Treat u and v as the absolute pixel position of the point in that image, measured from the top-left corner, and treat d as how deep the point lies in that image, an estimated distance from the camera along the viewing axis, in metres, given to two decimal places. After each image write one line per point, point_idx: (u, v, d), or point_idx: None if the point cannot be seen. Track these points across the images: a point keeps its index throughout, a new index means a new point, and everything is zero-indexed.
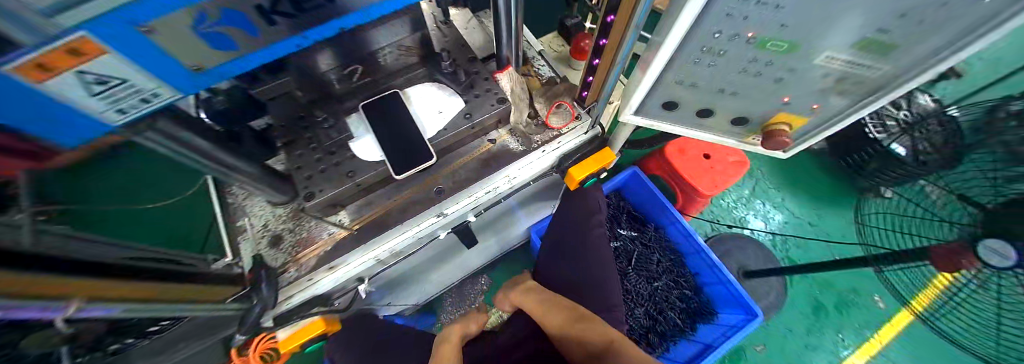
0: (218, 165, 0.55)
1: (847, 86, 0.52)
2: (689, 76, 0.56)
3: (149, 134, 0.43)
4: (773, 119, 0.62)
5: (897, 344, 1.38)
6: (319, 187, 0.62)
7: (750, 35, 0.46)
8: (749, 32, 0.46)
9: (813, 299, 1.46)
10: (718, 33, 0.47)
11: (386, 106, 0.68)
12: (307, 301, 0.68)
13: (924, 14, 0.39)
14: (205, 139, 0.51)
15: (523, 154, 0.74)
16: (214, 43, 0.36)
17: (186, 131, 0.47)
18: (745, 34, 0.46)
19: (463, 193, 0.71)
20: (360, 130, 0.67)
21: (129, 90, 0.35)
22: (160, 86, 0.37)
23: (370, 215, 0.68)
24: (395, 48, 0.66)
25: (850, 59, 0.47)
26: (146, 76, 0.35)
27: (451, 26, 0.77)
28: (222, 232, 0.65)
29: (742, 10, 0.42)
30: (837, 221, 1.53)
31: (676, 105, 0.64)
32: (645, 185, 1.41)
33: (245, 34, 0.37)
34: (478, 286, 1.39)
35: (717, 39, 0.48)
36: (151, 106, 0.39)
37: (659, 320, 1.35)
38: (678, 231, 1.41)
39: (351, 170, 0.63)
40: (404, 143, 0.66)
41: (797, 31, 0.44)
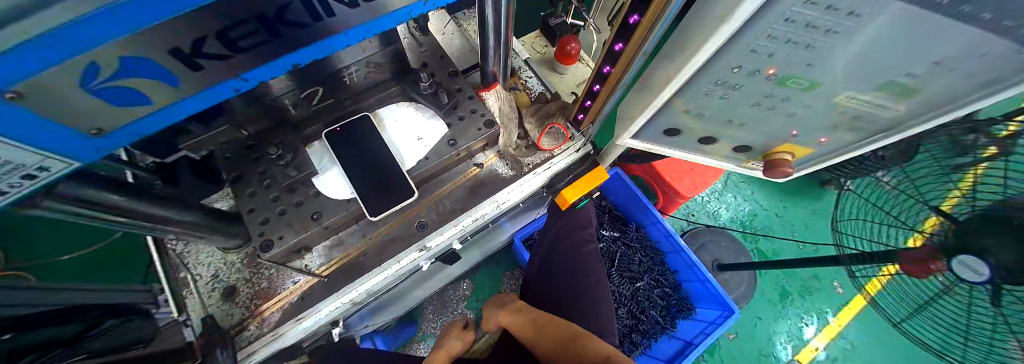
0: (145, 218, 0.44)
1: (857, 122, 0.50)
2: (697, 106, 0.52)
3: (43, 203, 0.33)
4: (778, 149, 0.61)
5: (854, 326, 1.50)
6: (278, 233, 0.53)
7: (771, 71, 0.42)
8: (771, 68, 0.42)
9: (780, 287, 1.53)
10: (737, 69, 0.42)
11: (357, 135, 0.58)
12: (272, 355, 0.60)
13: (959, 63, 0.36)
14: (125, 192, 0.41)
15: (512, 180, 0.68)
16: (117, 100, 0.27)
17: (96, 190, 0.37)
18: (767, 70, 0.42)
19: (447, 227, 0.64)
20: (325, 163, 0.58)
21: (6, 168, 0.25)
22: (49, 157, 0.27)
23: (343, 256, 0.60)
24: (363, 66, 0.56)
25: (868, 97, 0.45)
26: (27, 149, 0.25)
27: (428, 34, 0.67)
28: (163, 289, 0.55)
29: (770, 48, 0.38)
30: (803, 212, 1.52)
31: (678, 132, 0.60)
32: (627, 186, 1.33)
33: (161, 84, 0.28)
34: (460, 292, 1.34)
35: (735, 74, 0.43)
36: (40, 179, 0.29)
37: (641, 319, 1.34)
38: (659, 231, 1.37)
39: (317, 211, 0.55)
40: (378, 177, 0.57)
41: (819, 69, 0.41)
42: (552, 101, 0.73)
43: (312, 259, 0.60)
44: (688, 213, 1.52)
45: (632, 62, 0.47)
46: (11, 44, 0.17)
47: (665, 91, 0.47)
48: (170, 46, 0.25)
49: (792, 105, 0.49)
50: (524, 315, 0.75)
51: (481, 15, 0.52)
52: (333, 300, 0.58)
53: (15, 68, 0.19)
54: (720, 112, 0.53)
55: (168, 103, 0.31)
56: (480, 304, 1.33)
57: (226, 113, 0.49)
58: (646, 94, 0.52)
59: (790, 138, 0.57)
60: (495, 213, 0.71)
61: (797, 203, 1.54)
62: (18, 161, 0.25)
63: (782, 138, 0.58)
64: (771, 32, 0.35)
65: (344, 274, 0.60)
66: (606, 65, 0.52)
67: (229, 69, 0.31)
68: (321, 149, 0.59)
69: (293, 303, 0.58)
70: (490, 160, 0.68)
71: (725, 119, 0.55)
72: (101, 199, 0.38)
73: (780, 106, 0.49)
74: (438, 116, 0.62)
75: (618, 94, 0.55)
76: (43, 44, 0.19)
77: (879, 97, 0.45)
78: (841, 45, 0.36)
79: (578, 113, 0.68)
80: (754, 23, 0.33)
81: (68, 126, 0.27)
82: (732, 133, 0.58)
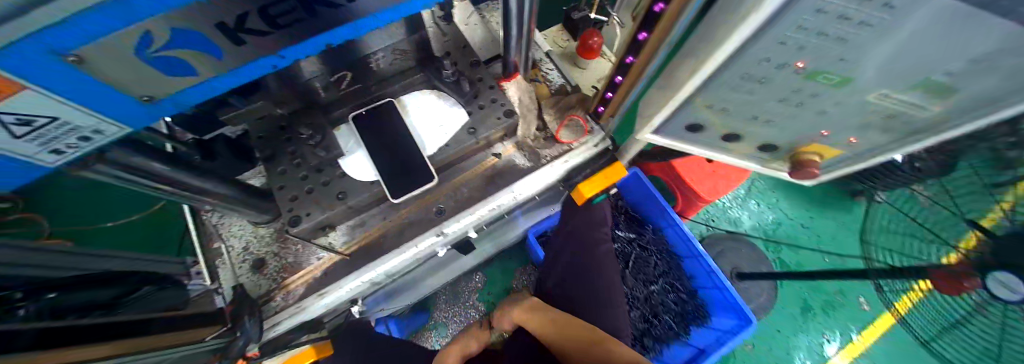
0: (185, 189, 0.48)
1: (892, 122, 0.48)
2: (721, 100, 0.51)
3: (100, 167, 0.36)
4: (806, 149, 0.59)
5: (881, 346, 1.42)
6: (306, 210, 0.56)
7: (800, 65, 0.41)
8: (800, 62, 0.41)
9: (802, 299, 1.47)
10: (766, 61, 0.41)
11: (382, 119, 0.60)
12: (295, 327, 0.63)
13: (1006, 60, 0.34)
14: (168, 162, 0.44)
15: (530, 171, 0.68)
16: (165, 70, 0.29)
17: (144, 158, 0.40)
18: (796, 64, 0.41)
19: (465, 214, 0.65)
20: (350, 145, 0.60)
21: (64, 128, 0.28)
22: (101, 120, 0.30)
23: (364, 237, 0.63)
24: (389, 52, 0.58)
25: (904, 95, 0.43)
26: (83, 111, 0.28)
27: (451, 23, 0.69)
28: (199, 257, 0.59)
29: (800, 39, 0.37)
30: (830, 223, 1.46)
31: (700, 127, 0.59)
32: (644, 186, 1.31)
33: (208, 58, 0.31)
34: (472, 284, 1.36)
35: (762, 67, 0.42)
36: (94, 143, 0.32)
37: (654, 323, 1.32)
38: (676, 234, 1.34)
39: (342, 191, 0.57)
40: (400, 161, 0.59)
41: (851, 63, 0.39)
42: (573, 94, 0.73)
43: (335, 237, 0.62)
44: (707, 218, 1.47)
45: (655, 52, 0.47)
46: (82, 9, 0.19)
47: (686, 83, 0.47)
48: (216, 20, 0.27)
49: (821, 102, 0.47)
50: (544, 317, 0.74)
51: (505, 5, 0.53)
52: (355, 278, 0.61)
53: (83, 32, 0.21)
54: (744, 107, 0.52)
55: (210, 76, 0.33)
56: (492, 297, 1.34)
57: (261, 94, 0.52)
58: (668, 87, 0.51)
59: (818, 138, 0.55)
60: (511, 204, 0.72)
61: (825, 213, 1.47)
62: (72, 119, 0.28)
63: (809, 138, 0.56)
64: (802, 23, 0.34)
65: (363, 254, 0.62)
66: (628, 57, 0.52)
67: (266, 46, 0.33)
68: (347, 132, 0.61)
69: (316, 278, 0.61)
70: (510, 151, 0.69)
71: (750, 116, 0.53)
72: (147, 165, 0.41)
73: (807, 102, 0.48)
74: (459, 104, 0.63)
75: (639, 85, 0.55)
76: (109, 10, 0.21)
77: (914, 96, 0.43)
78: (875, 37, 0.35)
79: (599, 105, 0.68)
80: (786, 12, 0.32)
81: (120, 91, 0.29)
82: (757, 130, 0.56)
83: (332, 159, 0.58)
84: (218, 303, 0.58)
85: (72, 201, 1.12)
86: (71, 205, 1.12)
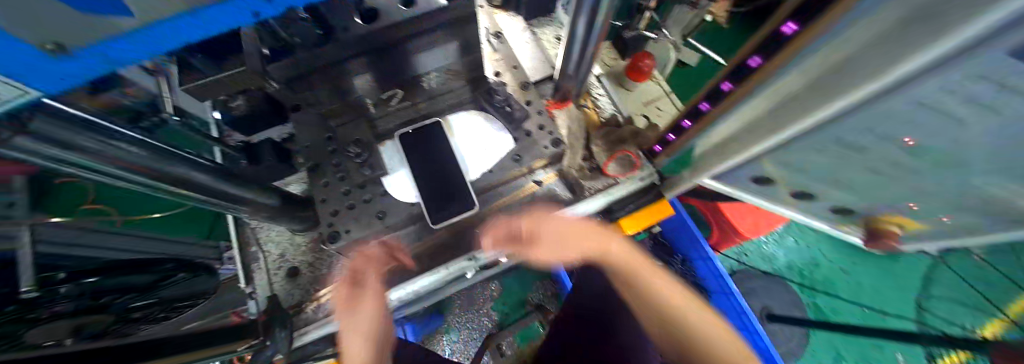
0: (228, 201, 0.47)
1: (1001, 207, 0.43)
2: (800, 160, 0.46)
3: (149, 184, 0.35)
4: (883, 216, 0.54)
5: None
6: (345, 226, 0.55)
7: (908, 139, 0.36)
8: (909, 136, 0.36)
9: (834, 350, 1.37)
10: (868, 130, 0.36)
11: (428, 139, 0.58)
12: (321, 337, 0.63)
13: None
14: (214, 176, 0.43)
15: (573, 203, 0.65)
16: None
17: (192, 173, 0.39)
18: (903, 138, 0.36)
19: (502, 242, 0.63)
20: (394, 162, 0.59)
21: None
22: None
23: (398, 256, 0.61)
24: (442, 72, 0.57)
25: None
26: None
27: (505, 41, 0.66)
28: (236, 260, 0.60)
29: (921, 116, 0.32)
30: (876, 271, 1.32)
31: (767, 180, 0.54)
32: (678, 215, 1.25)
33: None
34: (488, 292, 1.34)
35: (861, 135, 0.38)
36: None
37: None
38: (707, 268, 1.27)
39: (381, 210, 0.56)
40: (442, 184, 0.56)
41: (974, 146, 0.34)
42: (624, 123, 0.69)
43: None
44: (739, 252, 1.37)
45: (736, 103, 0.43)
46: None
47: (765, 141, 0.43)
48: None
49: (919, 176, 0.42)
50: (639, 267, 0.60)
51: (570, 32, 0.50)
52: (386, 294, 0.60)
53: None
54: (824, 170, 0.47)
55: None
56: (507, 307, 1.33)
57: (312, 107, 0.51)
58: (736, 139, 0.48)
59: (902, 208, 0.50)
60: None
61: (872, 260, 1.33)
62: None
63: (894, 207, 0.50)
64: (931, 103, 0.29)
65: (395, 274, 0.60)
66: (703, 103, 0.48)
67: None
68: (391, 148, 0.60)
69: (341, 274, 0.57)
70: (553, 180, 0.66)
71: (828, 177, 0.48)
72: (200, 180, 0.40)
73: (903, 176, 0.43)
74: (508, 129, 0.61)
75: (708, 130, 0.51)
76: None
77: None
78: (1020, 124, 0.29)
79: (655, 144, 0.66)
80: (919, 93, 0.28)
81: None
82: (832, 191, 0.51)
83: (376, 177, 0.57)
84: (251, 309, 0.59)
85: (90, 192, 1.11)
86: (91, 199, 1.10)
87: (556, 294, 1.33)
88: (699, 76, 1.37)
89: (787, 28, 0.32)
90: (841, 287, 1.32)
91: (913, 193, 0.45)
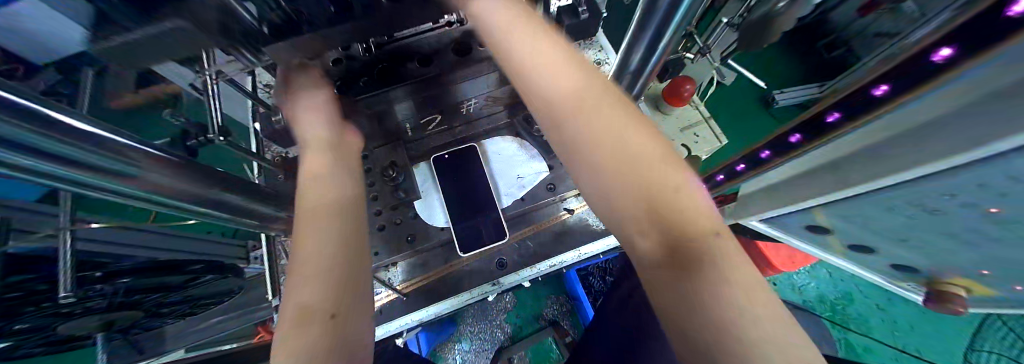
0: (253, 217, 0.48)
1: None
2: (859, 215, 0.43)
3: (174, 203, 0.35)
4: (948, 277, 0.49)
5: None
6: (374, 247, 0.55)
7: (992, 209, 0.32)
8: (995, 207, 0.32)
9: None
10: (947, 197, 0.33)
11: (462, 164, 0.59)
12: None
13: None
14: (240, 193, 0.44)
15: (604, 234, 0.62)
16: None
17: None
18: (987, 208, 0.32)
19: (528, 271, 0.61)
20: (427, 186, 0.59)
21: None
22: None
23: (422, 278, 0.60)
24: (482, 99, 0.56)
25: None
26: None
27: None
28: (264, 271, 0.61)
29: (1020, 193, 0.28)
30: (922, 313, 1.22)
31: (819, 228, 0.51)
32: None
33: None
34: (502, 303, 1.32)
35: (938, 201, 0.34)
36: None
37: None
38: None
39: (410, 234, 0.56)
40: (472, 207, 0.56)
41: None
42: None
43: (395, 274, 0.61)
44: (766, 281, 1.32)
45: (800, 156, 0.41)
46: None
47: (821, 196, 0.40)
48: None
49: (1000, 246, 0.38)
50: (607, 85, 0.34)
51: (635, 37, 0.41)
52: (410, 319, 0.59)
53: None
54: (881, 226, 0.44)
55: None
56: (521, 320, 1.30)
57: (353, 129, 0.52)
58: (789, 189, 0.45)
59: (976, 273, 0.45)
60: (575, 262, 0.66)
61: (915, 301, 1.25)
62: None
63: (965, 270, 0.46)
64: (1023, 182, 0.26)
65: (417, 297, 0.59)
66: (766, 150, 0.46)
67: None
68: (426, 173, 0.61)
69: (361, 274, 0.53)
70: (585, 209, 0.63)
71: (889, 233, 0.45)
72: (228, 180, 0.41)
73: (979, 244, 0.39)
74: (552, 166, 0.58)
75: (762, 175, 0.49)
76: None
77: None
78: None
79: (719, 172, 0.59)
80: (1000, 175, 0.26)
81: None
82: (891, 246, 0.48)
83: (407, 201, 0.56)
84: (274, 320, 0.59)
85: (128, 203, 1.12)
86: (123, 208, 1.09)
87: (571, 311, 1.30)
88: (732, 97, 1.33)
89: (877, 89, 0.30)
90: (877, 327, 1.23)
91: (984, 259, 0.41)
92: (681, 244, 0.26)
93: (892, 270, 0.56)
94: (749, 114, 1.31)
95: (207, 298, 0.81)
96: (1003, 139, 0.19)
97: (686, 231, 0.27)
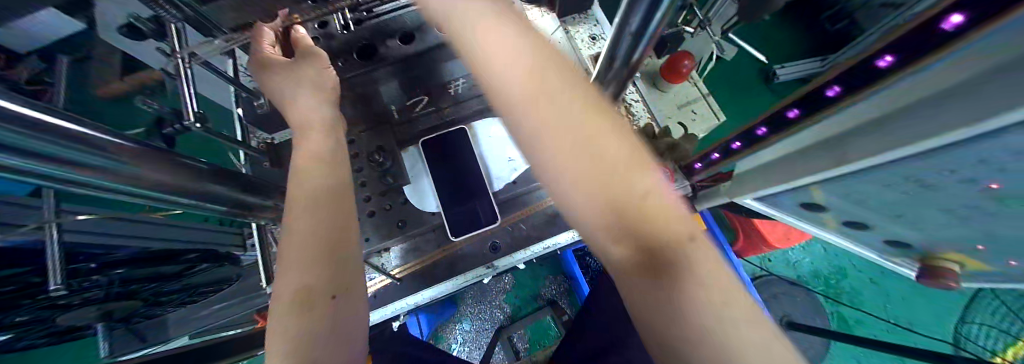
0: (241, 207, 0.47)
1: None
2: (855, 192, 0.42)
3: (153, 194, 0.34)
4: (941, 253, 0.49)
5: None
6: (366, 233, 0.55)
7: (992, 184, 0.31)
8: (996, 182, 0.31)
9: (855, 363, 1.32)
10: (947, 172, 0.32)
11: (452, 147, 0.57)
12: None
13: None
14: (224, 183, 0.42)
15: None
16: None
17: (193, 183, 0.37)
18: (987, 183, 0.31)
19: (521, 254, 0.60)
20: (417, 169, 0.58)
21: None
22: None
23: (417, 263, 0.60)
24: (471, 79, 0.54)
25: None
26: None
27: None
28: (257, 260, 0.60)
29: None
30: (911, 287, 1.25)
31: (815, 206, 0.50)
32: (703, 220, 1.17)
33: None
34: (501, 285, 1.35)
35: (937, 176, 0.33)
36: None
37: None
38: None
39: (402, 219, 0.56)
40: (463, 192, 0.56)
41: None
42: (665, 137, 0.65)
43: (388, 258, 0.61)
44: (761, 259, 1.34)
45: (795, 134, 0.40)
46: None
47: (812, 175, 0.40)
48: None
49: (996, 220, 0.38)
50: (562, 58, 0.27)
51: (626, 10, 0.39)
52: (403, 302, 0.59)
53: None
54: (874, 203, 0.43)
55: None
56: (520, 300, 1.33)
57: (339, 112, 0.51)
58: (781, 168, 0.45)
59: (967, 247, 0.45)
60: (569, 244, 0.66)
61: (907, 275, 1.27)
62: None
63: (958, 245, 0.45)
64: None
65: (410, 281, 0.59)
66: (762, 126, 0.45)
67: None
68: (415, 156, 0.59)
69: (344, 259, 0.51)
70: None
71: (886, 210, 0.44)
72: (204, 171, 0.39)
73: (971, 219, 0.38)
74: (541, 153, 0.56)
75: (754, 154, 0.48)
76: None
77: None
78: None
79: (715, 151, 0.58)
80: (1008, 149, 0.24)
81: None
82: (884, 222, 0.47)
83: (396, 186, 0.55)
84: None
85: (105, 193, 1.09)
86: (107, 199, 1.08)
87: (568, 290, 1.32)
88: (732, 74, 1.29)
89: (881, 60, 0.28)
90: (867, 299, 1.26)
91: (977, 234, 0.41)
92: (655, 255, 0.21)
93: (885, 246, 0.56)
94: (748, 90, 1.28)
95: (202, 286, 0.82)
96: (997, 115, 0.19)
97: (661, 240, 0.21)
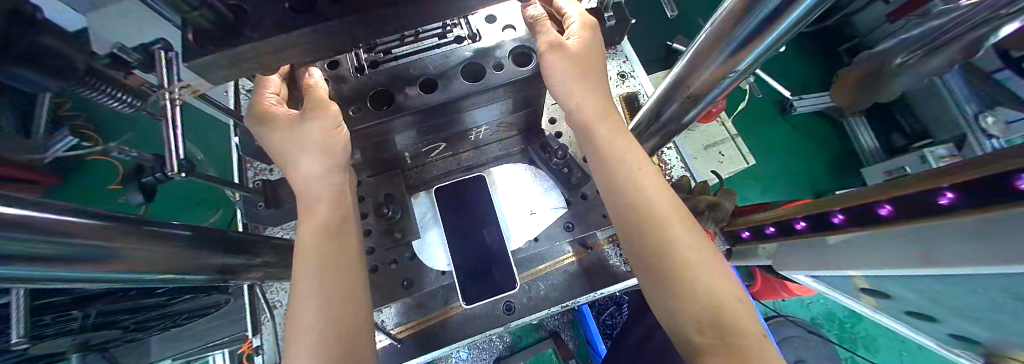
0: None
1: (715, 148, 0.94)
2: None
3: (452, 164, 0.59)
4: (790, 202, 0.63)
5: None
6: (413, 275, 0.51)
7: (709, 144, 0.94)
8: (703, 155, 0.92)
9: None
10: (705, 145, 0.94)
11: (467, 191, 0.54)
12: None
13: (719, 152, 0.93)
14: None
15: (621, 277, 0.57)
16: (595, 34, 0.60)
17: (494, 149, 0.60)
18: (714, 148, 0.94)
19: (538, 314, 0.56)
20: (513, 159, 0.60)
21: None
22: (633, 81, 0.69)
23: (419, 322, 0.57)
24: (493, 126, 0.53)
25: (705, 146, 0.94)
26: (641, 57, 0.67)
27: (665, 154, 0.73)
28: (403, 306, 0.56)
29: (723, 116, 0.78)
30: None
31: (664, 165, 0.71)
32: None
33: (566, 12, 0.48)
34: (602, 319, 1.17)
35: (702, 146, 0.94)
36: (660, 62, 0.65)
37: (613, 321, 1.16)
38: None
39: (407, 280, 0.50)
40: (467, 222, 0.52)
41: (725, 164, 0.92)
42: None
43: (282, 233, 0.61)
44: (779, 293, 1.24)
45: (851, 237, 0.37)
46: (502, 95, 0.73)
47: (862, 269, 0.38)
48: None
49: None
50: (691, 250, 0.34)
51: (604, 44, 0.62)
52: (762, 26, 0.27)
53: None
54: (947, 297, 0.37)
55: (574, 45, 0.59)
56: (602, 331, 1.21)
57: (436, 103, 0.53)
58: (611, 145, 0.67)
59: None
60: (539, 274, 0.59)
61: None
62: None
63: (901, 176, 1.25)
64: None
65: (748, 8, 0.25)
66: (801, 221, 0.44)
67: (618, 76, 0.70)
68: (488, 172, 0.60)
69: (566, 43, 0.40)
70: (570, 268, 0.59)
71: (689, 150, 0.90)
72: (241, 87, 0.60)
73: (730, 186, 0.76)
74: (926, 56, 1.05)
75: (637, 106, 0.67)
76: None
77: (1007, 110, 0.99)
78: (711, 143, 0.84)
79: (770, 223, 0.51)
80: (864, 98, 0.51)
81: None
82: (955, 318, 0.41)
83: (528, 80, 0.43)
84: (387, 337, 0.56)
85: (196, 207, 1.18)
86: (199, 207, 1.18)
87: (574, 321, 1.20)
88: (755, 116, 1.46)
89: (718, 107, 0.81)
90: None
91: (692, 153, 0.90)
92: (719, 319, 0.31)
93: (849, 288, 0.51)
94: (797, 169, 1.41)
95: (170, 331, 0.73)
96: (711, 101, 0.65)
97: (726, 314, 0.31)
